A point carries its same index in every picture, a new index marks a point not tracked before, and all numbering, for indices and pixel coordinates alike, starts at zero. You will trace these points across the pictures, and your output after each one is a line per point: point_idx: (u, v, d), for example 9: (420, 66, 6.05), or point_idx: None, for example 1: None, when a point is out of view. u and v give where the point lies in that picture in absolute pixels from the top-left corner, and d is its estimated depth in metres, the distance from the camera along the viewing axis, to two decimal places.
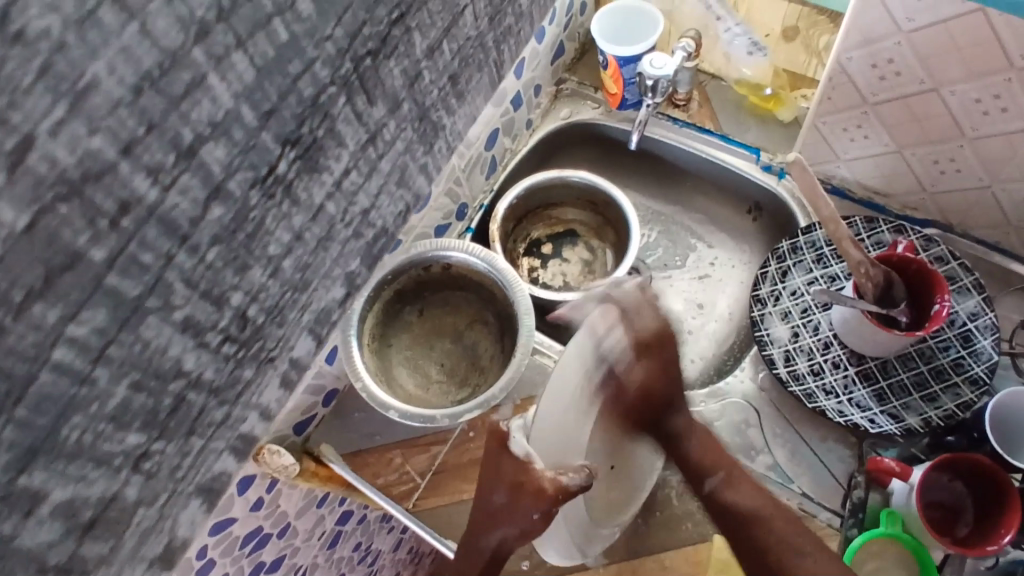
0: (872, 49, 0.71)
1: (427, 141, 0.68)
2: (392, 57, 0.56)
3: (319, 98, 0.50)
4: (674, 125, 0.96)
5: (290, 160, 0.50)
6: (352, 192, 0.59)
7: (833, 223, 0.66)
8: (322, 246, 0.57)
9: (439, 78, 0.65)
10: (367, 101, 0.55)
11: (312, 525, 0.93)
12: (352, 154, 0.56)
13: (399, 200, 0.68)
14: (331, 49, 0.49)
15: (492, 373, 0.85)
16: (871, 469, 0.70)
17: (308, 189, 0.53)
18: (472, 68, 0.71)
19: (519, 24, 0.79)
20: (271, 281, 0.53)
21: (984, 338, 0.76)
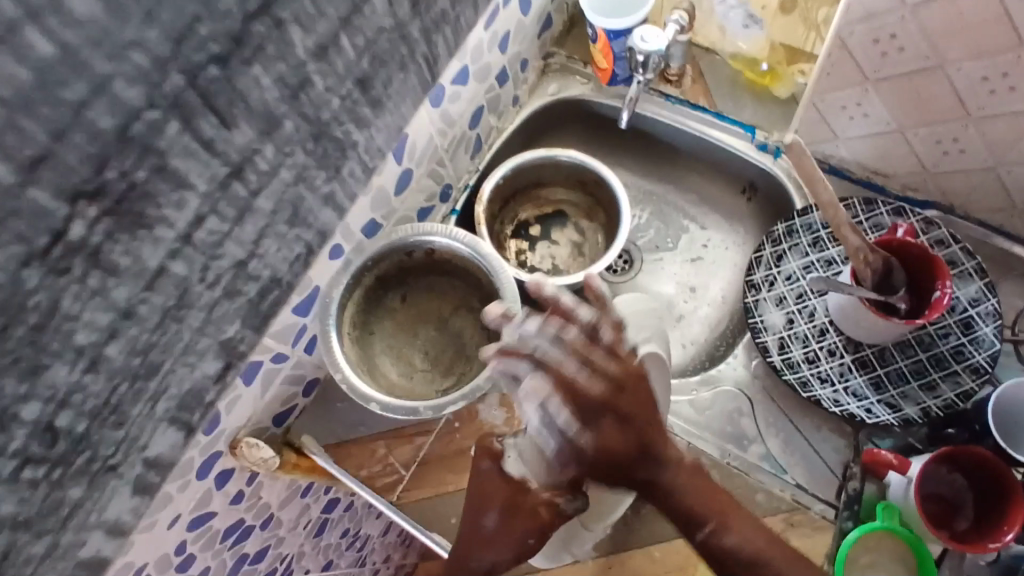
0: (875, 23, 0.67)
1: (328, 164, 0.60)
2: (258, 62, 0.48)
3: (129, 129, 0.41)
4: (666, 102, 0.92)
5: (97, 216, 0.42)
6: (213, 242, 0.52)
7: (832, 209, 0.63)
8: (170, 314, 0.51)
9: (338, 84, 0.57)
10: (219, 122, 0.47)
11: (297, 515, 0.91)
12: (203, 193, 0.49)
13: (293, 242, 0.61)
14: (148, 62, 0.41)
15: (479, 361, 0.82)
16: (868, 461, 0.68)
17: (198, 186, 0.48)
18: (390, 70, 0.63)
19: (456, 10, 0.69)
20: (92, 372, 0.47)
21: (985, 325, 0.74)
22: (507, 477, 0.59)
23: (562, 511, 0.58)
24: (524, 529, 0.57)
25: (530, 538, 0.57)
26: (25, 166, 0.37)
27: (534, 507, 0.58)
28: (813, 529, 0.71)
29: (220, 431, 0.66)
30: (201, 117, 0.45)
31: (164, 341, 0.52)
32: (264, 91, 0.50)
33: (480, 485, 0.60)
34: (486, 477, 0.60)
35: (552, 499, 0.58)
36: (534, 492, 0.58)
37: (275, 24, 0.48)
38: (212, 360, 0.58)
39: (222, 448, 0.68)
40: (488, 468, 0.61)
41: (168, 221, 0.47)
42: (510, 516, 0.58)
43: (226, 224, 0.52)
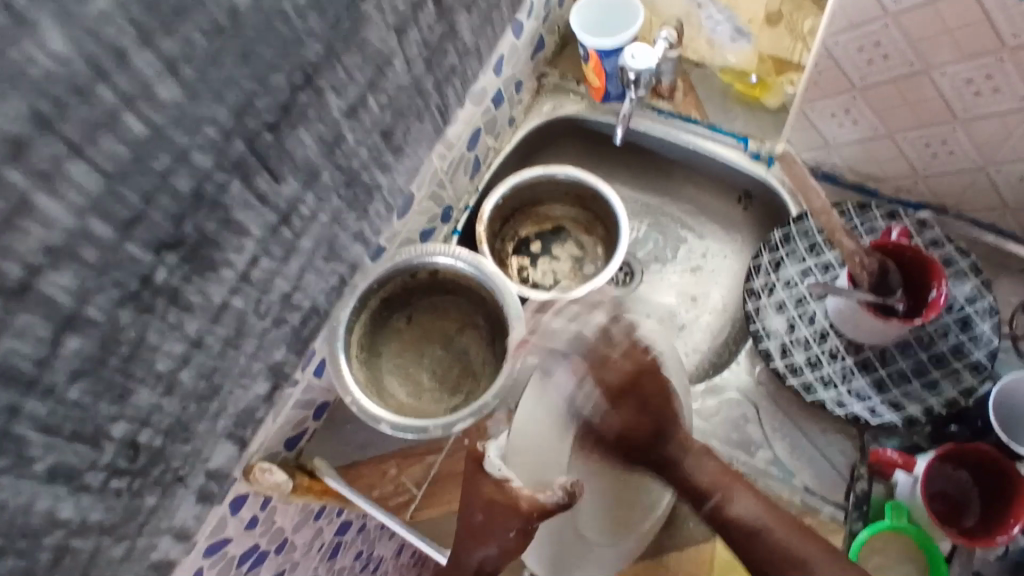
0: (859, 33, 0.69)
1: (360, 206, 0.64)
2: (302, 124, 0.52)
3: (204, 190, 0.46)
4: (658, 116, 0.95)
5: (170, 268, 0.45)
6: (267, 279, 0.55)
7: (826, 215, 0.64)
8: (231, 346, 0.54)
9: (367, 136, 0.61)
10: (271, 179, 0.51)
11: (310, 539, 0.92)
12: (259, 240, 0.52)
13: (329, 275, 0.64)
14: (211, 133, 0.44)
15: (485, 378, 0.83)
16: (873, 462, 0.70)
17: (244, 233, 0.50)
18: (407, 120, 0.66)
19: (464, 64, 0.74)
20: (166, 398, 0.50)
21: (983, 322, 0.75)
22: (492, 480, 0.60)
23: (546, 509, 0.58)
24: (507, 523, 0.57)
25: (513, 530, 0.57)
26: (116, 225, 0.41)
27: (517, 502, 0.58)
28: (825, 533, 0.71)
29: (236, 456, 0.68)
30: (232, 174, 0.47)
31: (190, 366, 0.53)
32: (302, 146, 0.53)
33: (467, 485, 0.61)
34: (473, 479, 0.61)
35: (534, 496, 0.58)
36: (517, 491, 0.59)
37: (309, 88, 0.51)
38: (257, 386, 0.61)
39: (236, 475, 0.70)
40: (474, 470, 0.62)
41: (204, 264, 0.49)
42: (491, 513, 0.58)
43: (276, 263, 0.55)
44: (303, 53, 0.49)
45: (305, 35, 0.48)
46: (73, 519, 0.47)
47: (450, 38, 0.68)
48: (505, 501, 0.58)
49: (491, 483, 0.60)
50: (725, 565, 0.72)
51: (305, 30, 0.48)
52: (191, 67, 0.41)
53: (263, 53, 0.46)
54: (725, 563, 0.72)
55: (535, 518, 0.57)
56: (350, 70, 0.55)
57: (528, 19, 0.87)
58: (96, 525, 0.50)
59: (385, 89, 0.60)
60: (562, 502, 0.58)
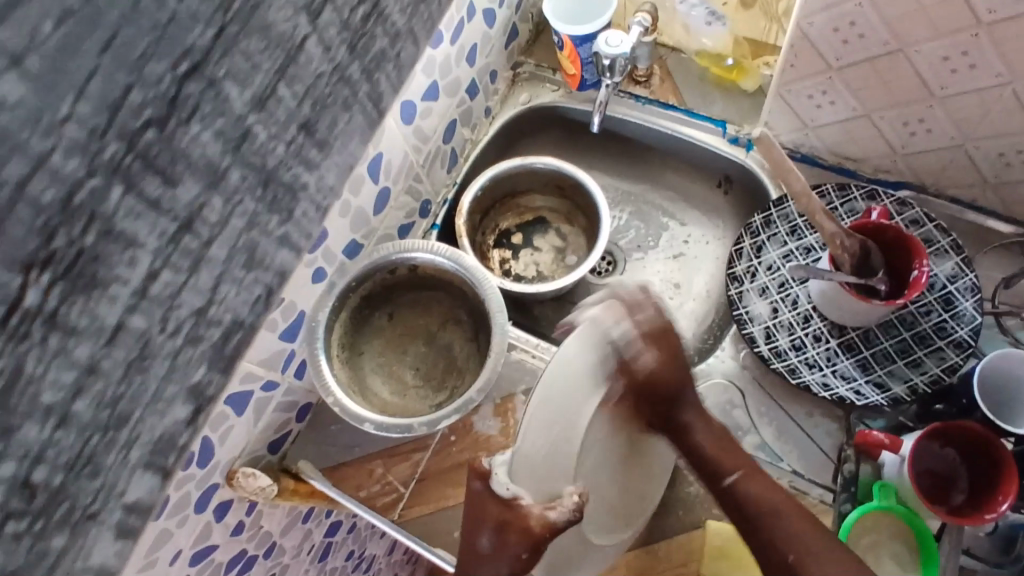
0: (833, 12, 0.68)
1: (282, 208, 0.61)
2: (195, 120, 0.49)
3: (70, 199, 0.43)
4: (636, 103, 0.94)
5: (44, 288, 0.43)
6: (169, 294, 0.52)
7: (806, 197, 0.64)
8: (136, 368, 0.52)
9: (282, 128, 0.57)
10: (162, 180, 0.48)
11: (299, 541, 0.91)
12: (156, 250, 0.50)
13: (254, 284, 0.61)
14: (76, 134, 0.42)
15: (470, 373, 0.83)
16: (859, 443, 0.69)
17: (135, 244, 0.48)
18: (333, 112, 0.63)
19: (396, 48, 0.68)
20: (87, 422, 0.50)
21: (965, 299, 0.75)
22: (498, 501, 0.54)
23: (559, 528, 0.52)
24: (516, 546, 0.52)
25: (525, 553, 0.52)
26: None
27: (527, 524, 0.52)
28: (813, 515, 0.72)
29: (214, 462, 0.68)
30: (112, 178, 0.45)
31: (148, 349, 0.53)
32: (199, 144, 0.50)
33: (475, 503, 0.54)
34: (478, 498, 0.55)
35: (543, 515, 0.52)
36: (527, 509, 0.53)
37: (197, 82, 0.47)
38: (174, 410, 0.58)
39: (219, 480, 0.70)
40: (481, 489, 0.55)
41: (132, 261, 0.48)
42: (503, 534, 0.53)
43: (183, 275, 0.53)
44: (186, 40, 0.46)
45: (186, 21, 0.45)
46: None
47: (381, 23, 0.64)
48: (515, 524, 0.52)
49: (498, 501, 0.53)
50: (716, 552, 0.71)
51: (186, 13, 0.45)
52: (41, 58, 0.39)
53: (137, 32, 0.43)
54: (716, 550, 0.71)
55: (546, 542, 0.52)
56: (269, 55, 0.53)
57: (500, 7, 0.87)
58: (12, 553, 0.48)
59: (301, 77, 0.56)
60: (572, 518, 0.52)
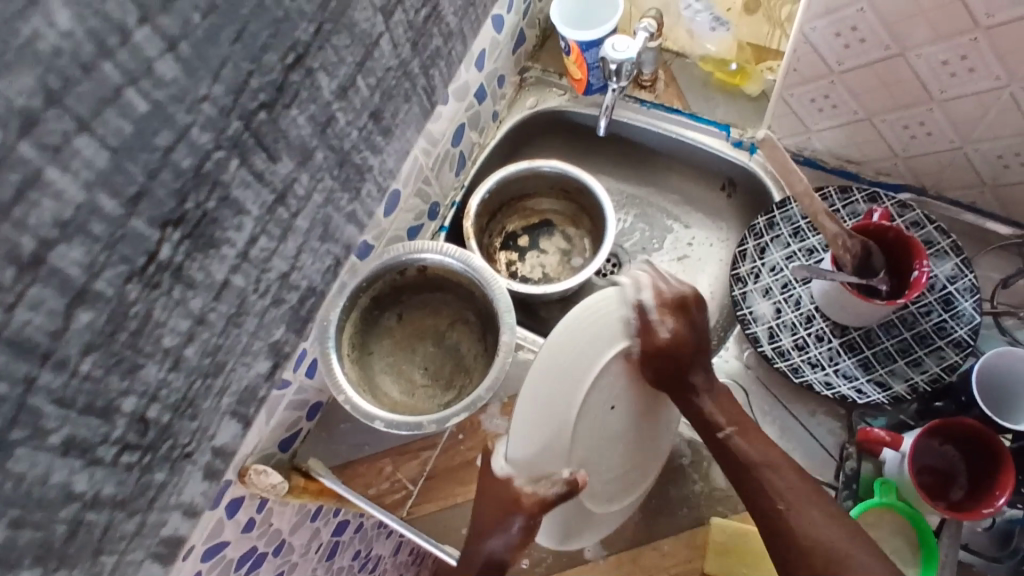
0: (835, 18, 0.70)
1: (352, 187, 0.66)
2: (295, 105, 0.54)
3: (203, 166, 0.47)
4: (641, 107, 0.95)
5: (175, 244, 0.47)
6: (264, 259, 0.57)
7: (808, 198, 0.65)
8: (233, 323, 0.56)
9: (357, 117, 0.63)
10: (267, 158, 0.53)
11: (308, 540, 0.92)
12: (257, 219, 0.55)
13: (324, 255, 0.66)
14: (211, 110, 0.46)
15: (477, 372, 0.84)
16: (861, 440, 0.70)
17: (242, 211, 0.52)
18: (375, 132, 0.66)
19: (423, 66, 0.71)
20: (174, 374, 0.52)
21: (965, 300, 0.76)
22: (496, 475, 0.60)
23: (547, 502, 0.58)
24: (510, 522, 0.57)
25: (518, 525, 0.58)
26: (122, 201, 0.42)
27: (519, 499, 0.58)
28: None
29: (228, 459, 0.69)
30: (231, 153, 0.49)
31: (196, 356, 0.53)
32: (277, 144, 0.54)
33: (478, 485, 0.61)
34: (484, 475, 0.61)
35: (538, 494, 0.58)
36: (520, 488, 0.58)
37: (299, 71, 0.53)
38: (259, 363, 0.62)
39: (232, 477, 0.71)
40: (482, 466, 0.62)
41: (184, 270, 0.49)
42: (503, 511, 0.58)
43: (274, 242, 0.58)
44: (292, 34, 0.51)
45: (295, 16, 0.50)
46: (87, 493, 0.48)
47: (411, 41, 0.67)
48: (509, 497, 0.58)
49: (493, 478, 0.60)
50: (720, 548, 0.71)
51: (296, 11, 0.50)
52: (190, 46, 0.43)
53: (255, 33, 0.47)
54: (720, 546, 0.71)
55: (538, 514, 0.58)
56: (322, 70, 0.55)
57: (508, 14, 0.88)
58: (108, 500, 0.50)
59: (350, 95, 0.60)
60: (563, 493, 0.58)
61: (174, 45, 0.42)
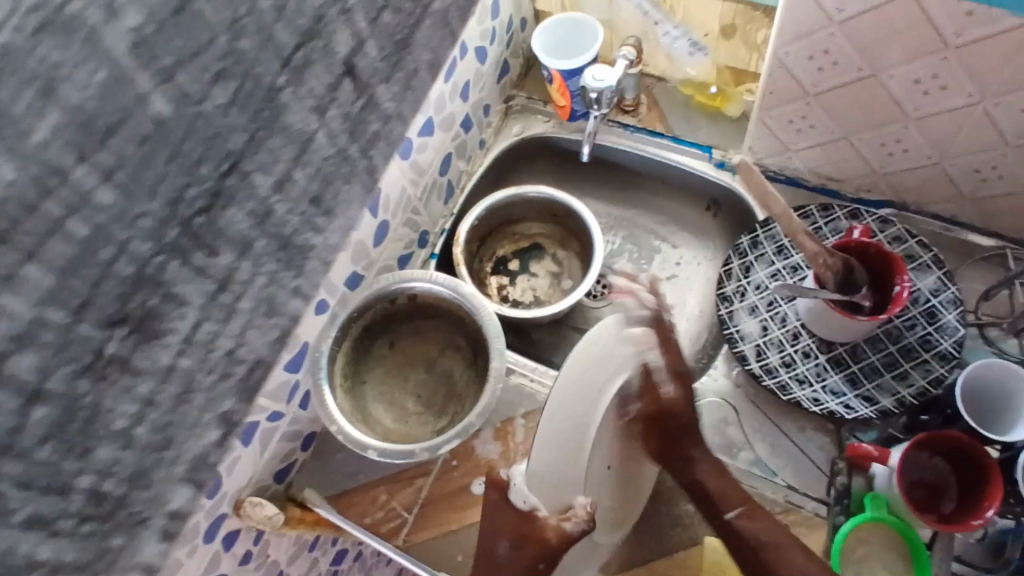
0: (807, 42, 0.72)
1: (296, 266, 0.67)
2: (230, 205, 0.56)
3: (144, 271, 0.50)
4: (625, 131, 0.97)
5: (116, 338, 0.50)
6: (210, 341, 0.59)
7: (788, 219, 0.66)
8: (182, 401, 0.58)
9: (297, 205, 0.64)
10: (206, 253, 0.55)
11: (306, 570, 0.93)
12: (200, 307, 0.56)
13: (271, 329, 0.66)
14: (139, 220, 0.48)
15: (470, 398, 0.85)
16: (850, 456, 0.71)
17: (184, 302, 0.54)
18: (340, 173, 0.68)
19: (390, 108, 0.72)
20: (127, 452, 0.54)
21: (949, 312, 0.77)
22: (516, 511, 0.56)
23: (572, 538, 0.54)
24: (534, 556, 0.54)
25: (540, 563, 0.54)
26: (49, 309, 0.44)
27: (543, 535, 0.55)
28: (808, 528, 0.73)
29: (223, 493, 0.70)
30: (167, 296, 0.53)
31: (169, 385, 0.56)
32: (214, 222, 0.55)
33: (490, 517, 0.58)
34: (492, 509, 0.58)
35: (558, 524, 0.55)
36: (544, 521, 0.55)
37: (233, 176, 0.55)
38: (210, 432, 0.63)
39: (227, 510, 0.72)
40: (499, 502, 0.58)
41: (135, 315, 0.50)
42: (518, 544, 0.55)
43: (218, 323, 0.59)
44: (226, 147, 0.53)
45: (224, 127, 0.53)
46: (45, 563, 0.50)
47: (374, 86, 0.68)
48: (529, 533, 0.55)
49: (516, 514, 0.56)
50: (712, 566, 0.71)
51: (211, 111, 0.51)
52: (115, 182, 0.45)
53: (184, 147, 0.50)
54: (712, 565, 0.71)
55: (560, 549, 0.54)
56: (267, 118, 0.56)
57: (492, 45, 0.90)
58: (69, 565, 0.52)
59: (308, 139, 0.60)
60: (587, 529, 0.55)
61: (112, 175, 0.45)
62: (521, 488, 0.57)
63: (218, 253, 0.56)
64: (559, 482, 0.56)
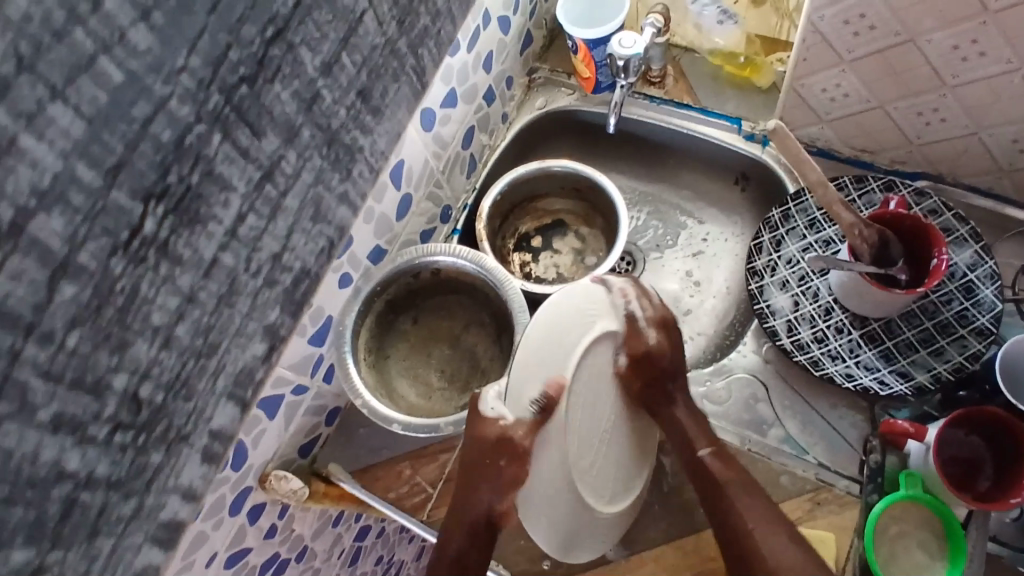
0: (843, 6, 0.69)
1: (343, 167, 0.65)
2: (278, 80, 0.54)
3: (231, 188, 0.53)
4: (650, 103, 0.95)
5: (122, 291, 0.47)
6: (224, 299, 0.56)
7: (821, 188, 0.64)
8: (192, 369, 0.55)
9: (345, 95, 0.62)
10: (252, 133, 0.53)
11: (330, 545, 0.93)
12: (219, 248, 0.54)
13: (317, 236, 0.66)
14: (149, 155, 0.45)
15: (493, 374, 0.84)
16: (885, 432, 0.69)
17: (229, 187, 0.52)
18: (368, 143, 0.68)
19: (400, 84, 0.69)
20: (132, 421, 0.52)
21: (987, 287, 0.75)
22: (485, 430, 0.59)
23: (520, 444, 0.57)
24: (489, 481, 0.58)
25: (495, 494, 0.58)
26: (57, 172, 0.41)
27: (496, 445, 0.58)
28: (838, 507, 0.71)
29: (248, 465, 0.70)
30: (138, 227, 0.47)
31: (194, 354, 0.55)
32: (219, 190, 0.52)
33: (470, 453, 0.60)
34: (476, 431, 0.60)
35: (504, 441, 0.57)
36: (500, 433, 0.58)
37: (215, 131, 0.50)
38: (229, 401, 0.62)
39: (252, 483, 0.72)
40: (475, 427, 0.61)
41: (151, 280, 0.49)
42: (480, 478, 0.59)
43: (235, 280, 0.57)
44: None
45: None
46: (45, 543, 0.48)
47: (396, 48, 0.67)
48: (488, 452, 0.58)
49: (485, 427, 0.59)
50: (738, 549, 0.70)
51: (204, 68, 0.47)
52: (74, 124, 0.41)
53: (168, 71, 0.45)
54: None
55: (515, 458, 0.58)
56: (281, 84, 0.54)
57: (515, 15, 0.88)
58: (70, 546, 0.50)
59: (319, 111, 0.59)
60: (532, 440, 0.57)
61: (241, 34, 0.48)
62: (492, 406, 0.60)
63: (245, 221, 0.55)
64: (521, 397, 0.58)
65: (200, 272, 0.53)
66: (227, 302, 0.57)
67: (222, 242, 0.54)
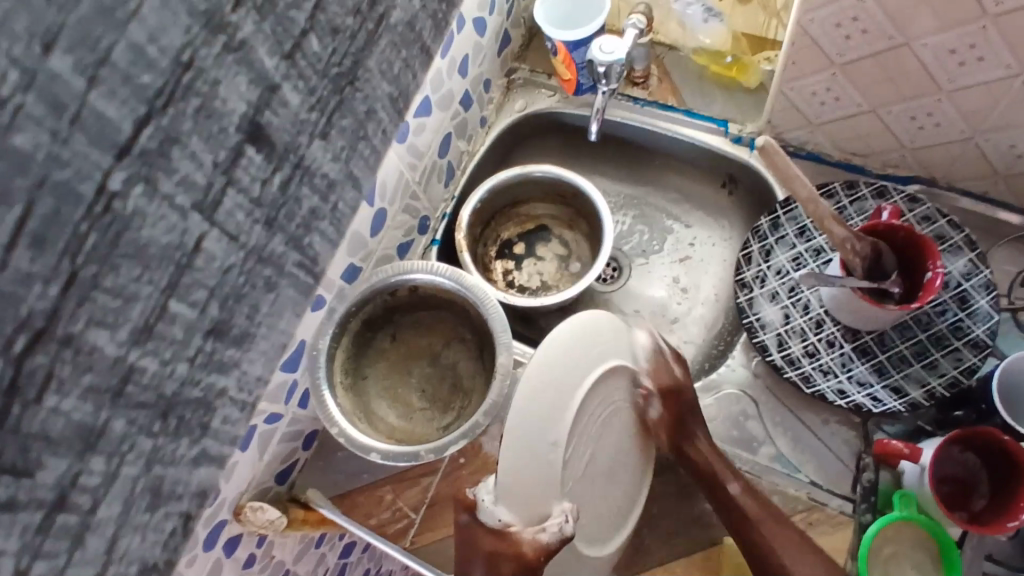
0: (835, 8, 0.66)
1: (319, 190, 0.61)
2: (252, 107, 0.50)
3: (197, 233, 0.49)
4: (635, 105, 0.92)
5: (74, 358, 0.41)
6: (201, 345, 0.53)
7: (813, 204, 0.61)
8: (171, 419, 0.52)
9: (328, 105, 0.58)
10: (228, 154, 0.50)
11: (313, 566, 0.91)
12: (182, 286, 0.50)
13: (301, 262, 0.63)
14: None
15: (476, 393, 0.81)
16: (878, 452, 0.67)
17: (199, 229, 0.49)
18: (253, 296, 0.57)
19: (331, 199, 0.64)
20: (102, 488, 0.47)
21: (981, 297, 0.73)
22: (487, 527, 0.54)
23: (549, 549, 0.52)
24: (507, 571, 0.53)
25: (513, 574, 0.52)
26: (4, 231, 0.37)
27: (519, 547, 0.53)
28: (831, 527, 0.69)
29: (223, 499, 0.67)
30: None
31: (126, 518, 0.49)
32: (63, 414, 0.44)
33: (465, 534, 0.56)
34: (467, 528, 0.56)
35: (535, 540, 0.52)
36: (519, 537, 0.53)
37: (47, 348, 0.41)
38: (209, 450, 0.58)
39: (226, 516, 0.69)
40: (469, 521, 0.56)
41: None
42: (494, 562, 0.53)
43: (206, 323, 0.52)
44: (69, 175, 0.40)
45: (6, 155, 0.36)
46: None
47: (309, 179, 0.59)
48: (508, 550, 0.53)
49: (486, 530, 0.54)
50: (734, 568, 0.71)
51: (16, 278, 0.38)
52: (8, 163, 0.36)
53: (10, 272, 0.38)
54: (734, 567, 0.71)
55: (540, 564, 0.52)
56: (139, 264, 0.45)
57: (491, 15, 0.85)
58: None
59: (206, 278, 0.51)
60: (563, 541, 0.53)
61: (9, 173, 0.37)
62: (490, 506, 0.54)
63: (114, 432, 0.48)
64: (528, 500, 0.53)
65: (54, 496, 0.45)
66: (101, 531, 0.50)
67: (80, 470, 0.47)
